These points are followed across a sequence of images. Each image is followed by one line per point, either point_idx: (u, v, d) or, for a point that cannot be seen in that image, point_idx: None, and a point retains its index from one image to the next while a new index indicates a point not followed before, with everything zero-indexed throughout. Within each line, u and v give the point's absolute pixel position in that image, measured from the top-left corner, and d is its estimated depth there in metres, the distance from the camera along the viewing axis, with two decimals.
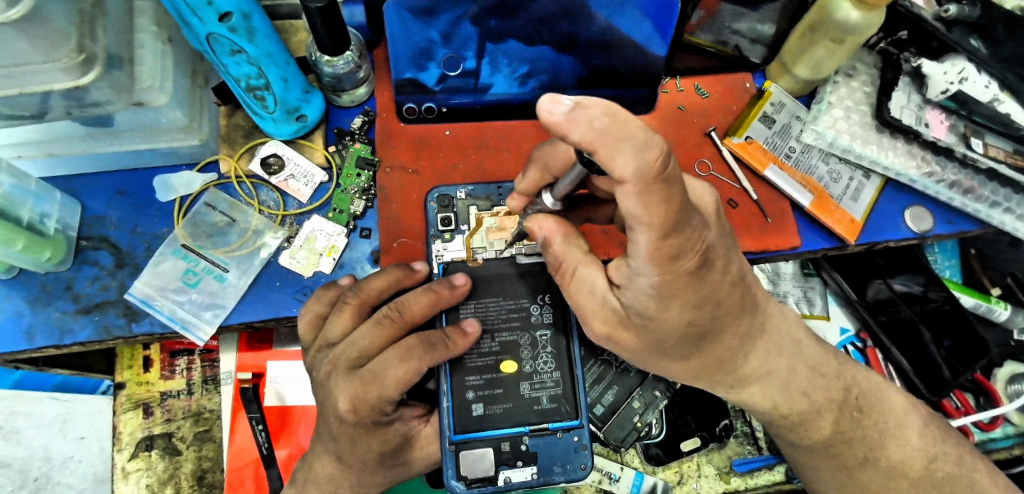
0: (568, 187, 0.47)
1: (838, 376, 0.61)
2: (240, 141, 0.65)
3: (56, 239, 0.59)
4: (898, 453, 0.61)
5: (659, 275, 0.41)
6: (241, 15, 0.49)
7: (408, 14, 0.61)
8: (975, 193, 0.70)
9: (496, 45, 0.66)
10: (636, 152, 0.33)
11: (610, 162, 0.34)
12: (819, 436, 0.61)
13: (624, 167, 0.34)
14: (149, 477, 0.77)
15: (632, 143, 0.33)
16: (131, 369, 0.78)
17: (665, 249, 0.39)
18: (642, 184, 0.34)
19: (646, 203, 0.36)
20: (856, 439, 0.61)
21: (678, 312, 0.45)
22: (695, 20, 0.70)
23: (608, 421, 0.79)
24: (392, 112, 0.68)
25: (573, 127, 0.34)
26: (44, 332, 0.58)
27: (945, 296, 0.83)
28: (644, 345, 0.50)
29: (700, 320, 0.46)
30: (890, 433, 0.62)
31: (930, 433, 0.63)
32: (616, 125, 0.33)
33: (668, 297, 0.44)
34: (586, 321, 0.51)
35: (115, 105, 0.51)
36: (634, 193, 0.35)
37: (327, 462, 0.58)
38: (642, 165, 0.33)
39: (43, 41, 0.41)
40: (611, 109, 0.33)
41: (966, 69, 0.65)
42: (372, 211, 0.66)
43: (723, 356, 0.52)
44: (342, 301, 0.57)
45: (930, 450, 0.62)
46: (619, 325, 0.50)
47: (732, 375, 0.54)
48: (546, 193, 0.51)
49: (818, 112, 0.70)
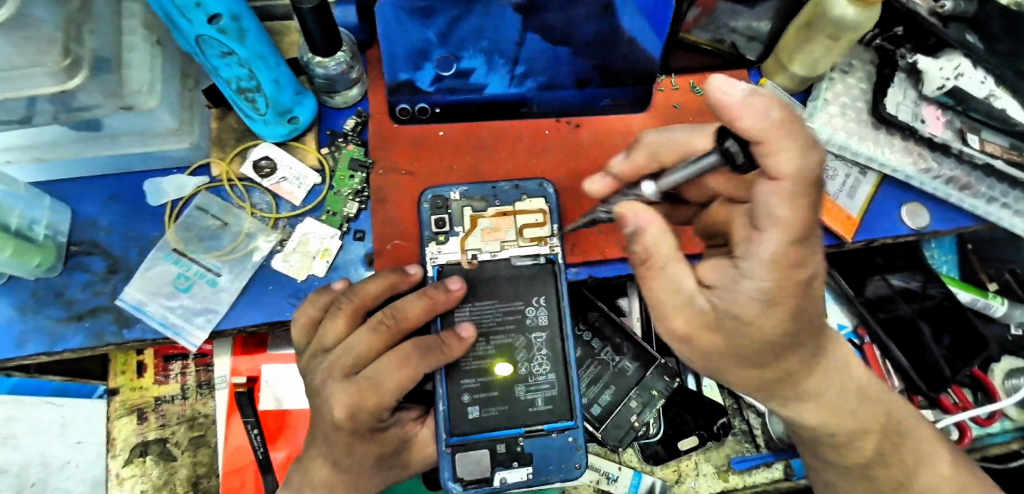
0: (678, 179, 0.47)
1: (878, 399, 0.60)
2: (232, 143, 0.65)
3: (47, 245, 0.58)
4: (934, 482, 0.58)
5: (772, 280, 0.42)
6: (231, 17, 0.48)
7: (404, 15, 0.58)
8: (972, 189, 0.70)
9: (494, 45, 0.63)
10: (797, 152, 0.40)
11: (772, 154, 0.40)
12: (857, 457, 0.60)
13: (785, 160, 0.40)
14: (143, 484, 0.77)
15: (796, 142, 0.40)
16: (125, 375, 0.78)
17: (788, 256, 0.41)
18: (797, 182, 0.40)
19: (793, 204, 0.40)
20: (892, 463, 0.59)
21: (778, 319, 0.44)
22: (693, 18, 0.68)
23: (606, 421, 0.78)
24: (385, 114, 0.67)
25: (739, 106, 0.40)
26: (34, 338, 0.58)
27: (945, 292, 0.84)
28: (727, 350, 0.46)
29: (793, 330, 0.45)
30: (923, 459, 0.59)
31: (958, 464, 0.60)
32: (784, 120, 0.40)
33: (771, 304, 0.43)
34: (664, 319, 0.48)
35: (104, 109, 0.50)
36: (785, 191, 0.40)
37: (322, 465, 0.57)
38: (803, 163, 0.40)
39: (28, 46, 0.40)
40: (781, 105, 0.40)
41: (963, 64, 0.65)
42: (366, 213, 0.65)
43: (790, 370, 0.51)
44: (337, 305, 0.56)
45: (958, 479, 0.58)
46: (703, 327, 0.46)
47: (792, 389, 0.54)
48: (645, 182, 0.50)
49: (815, 109, 0.69)
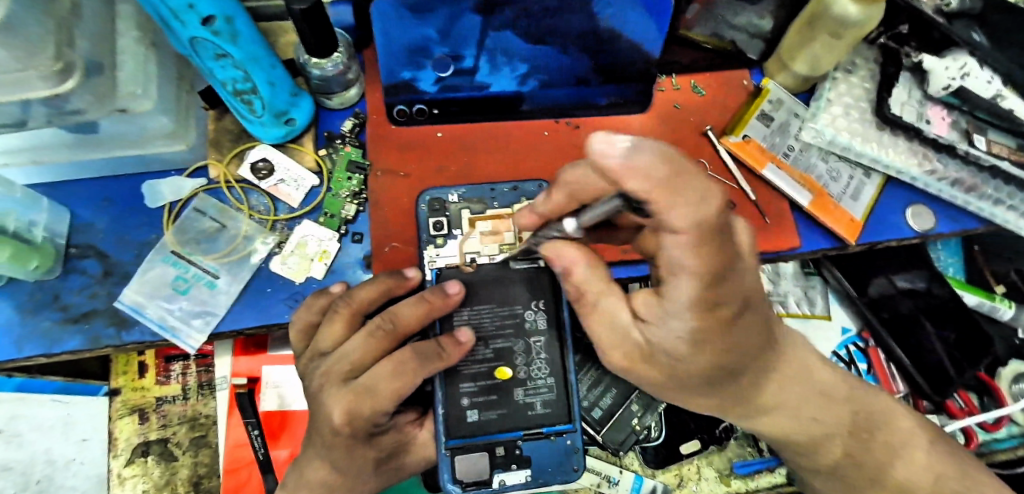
0: (594, 218, 0.46)
1: (847, 401, 0.61)
2: (229, 145, 0.64)
3: (45, 247, 0.58)
4: (909, 476, 0.60)
5: (696, 319, 0.41)
6: (224, 19, 0.48)
7: (405, 11, 0.59)
8: (978, 191, 0.69)
9: (496, 41, 0.64)
10: (694, 207, 0.33)
11: (667, 211, 0.34)
12: (826, 460, 0.62)
13: (679, 218, 0.34)
14: (145, 483, 0.77)
15: (691, 196, 0.33)
16: (126, 375, 0.78)
17: (704, 299, 0.40)
18: (698, 236, 0.35)
19: (699, 254, 0.36)
20: (863, 462, 0.61)
21: (704, 361, 0.46)
22: (691, 14, 0.69)
23: (606, 424, 0.78)
24: (383, 115, 0.67)
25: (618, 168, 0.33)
26: (33, 341, 0.58)
27: (950, 293, 0.83)
28: (665, 379, 0.50)
29: (728, 361, 0.47)
30: (898, 453, 0.61)
31: (937, 450, 0.62)
32: (675, 175, 0.33)
33: (699, 343, 0.44)
34: (604, 353, 0.51)
35: (97, 112, 0.50)
36: (687, 244, 0.36)
37: (320, 466, 0.57)
38: (700, 217, 0.34)
39: (18, 50, 0.40)
40: (670, 157, 0.32)
41: (969, 64, 0.63)
42: (363, 215, 0.65)
43: (740, 390, 0.53)
44: (333, 310, 0.56)
45: (937, 466, 0.61)
46: (639, 359, 0.49)
47: (749, 405, 0.55)
48: (565, 220, 0.49)
49: (817, 109, 0.69)
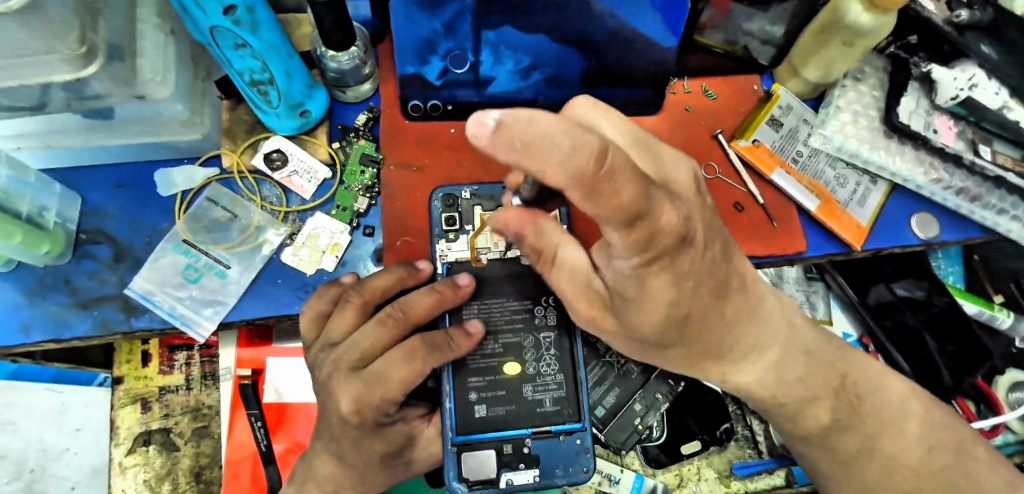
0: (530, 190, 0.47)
1: (833, 365, 0.59)
2: (243, 135, 0.65)
3: (56, 233, 0.58)
4: (894, 444, 0.60)
5: (691, 299, 0.43)
6: (246, 8, 0.47)
7: (414, 6, 0.58)
8: (983, 200, 0.70)
9: (496, 35, 0.61)
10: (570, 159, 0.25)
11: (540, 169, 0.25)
12: (814, 426, 0.60)
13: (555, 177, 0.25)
14: (147, 473, 0.77)
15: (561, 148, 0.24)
16: (130, 364, 0.78)
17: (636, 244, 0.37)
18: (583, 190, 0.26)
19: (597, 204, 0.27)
20: (852, 427, 0.60)
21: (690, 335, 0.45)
22: (707, 18, 0.68)
23: (610, 423, 0.79)
24: (397, 108, 0.67)
25: (502, 153, 0.25)
26: (41, 326, 0.58)
27: (948, 302, 0.84)
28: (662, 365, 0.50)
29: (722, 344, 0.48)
30: (889, 426, 0.60)
31: (931, 419, 0.62)
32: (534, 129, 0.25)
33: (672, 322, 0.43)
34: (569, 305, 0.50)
35: (116, 97, 0.50)
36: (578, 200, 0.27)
37: (328, 459, 0.57)
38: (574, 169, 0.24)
39: (49, 33, 0.40)
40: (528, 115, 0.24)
41: (977, 75, 0.65)
42: (375, 209, 0.65)
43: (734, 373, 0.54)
44: (345, 299, 0.57)
45: (930, 436, 0.61)
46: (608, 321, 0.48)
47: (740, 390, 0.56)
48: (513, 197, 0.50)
49: (827, 116, 0.69)
